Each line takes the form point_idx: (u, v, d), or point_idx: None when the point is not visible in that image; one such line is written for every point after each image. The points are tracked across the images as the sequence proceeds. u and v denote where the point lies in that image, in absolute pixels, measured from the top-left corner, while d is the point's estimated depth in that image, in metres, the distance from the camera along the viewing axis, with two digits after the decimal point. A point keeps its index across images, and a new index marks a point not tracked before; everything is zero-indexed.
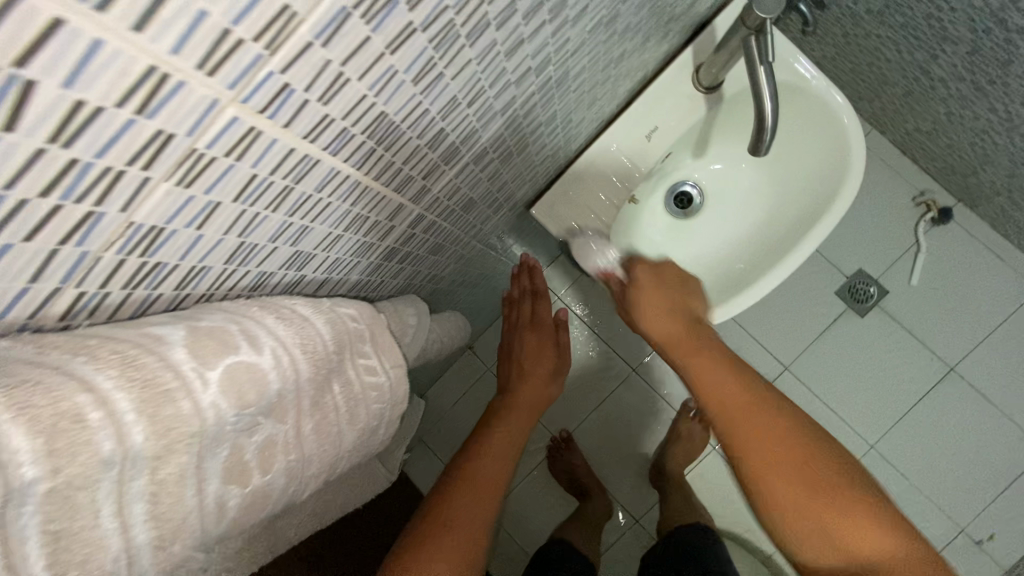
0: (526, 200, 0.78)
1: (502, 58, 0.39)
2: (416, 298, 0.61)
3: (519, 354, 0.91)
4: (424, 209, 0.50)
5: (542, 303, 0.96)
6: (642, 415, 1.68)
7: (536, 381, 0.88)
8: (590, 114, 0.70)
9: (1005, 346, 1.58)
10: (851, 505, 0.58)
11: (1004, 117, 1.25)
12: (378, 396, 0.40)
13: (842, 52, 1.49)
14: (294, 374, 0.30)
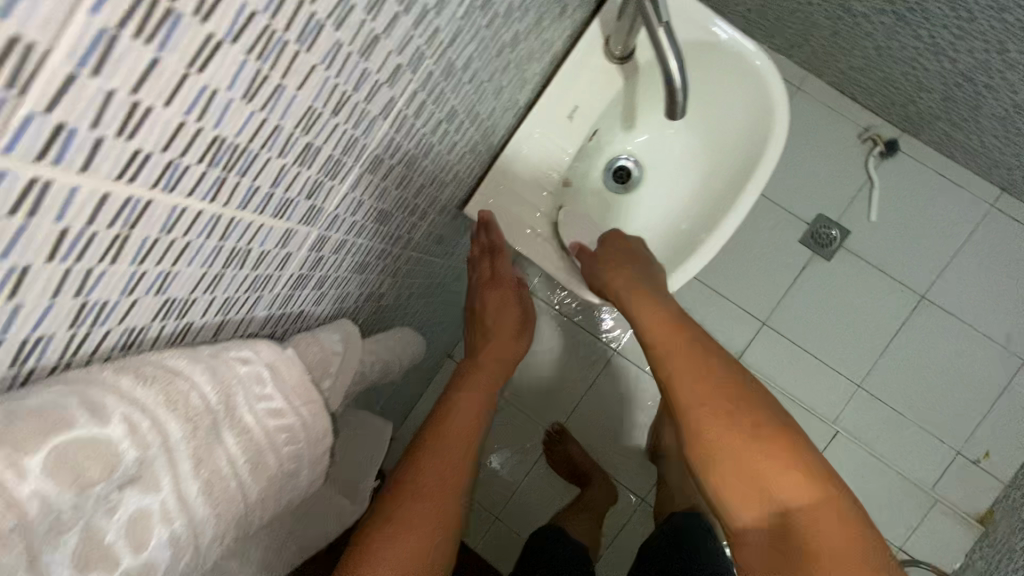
0: (454, 201, 0.75)
1: (359, 59, 0.36)
2: (347, 321, 0.59)
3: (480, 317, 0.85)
4: (325, 228, 0.47)
5: (500, 263, 0.83)
6: (631, 394, 1.67)
7: (502, 336, 0.84)
8: (501, 103, 0.67)
9: (970, 265, 1.60)
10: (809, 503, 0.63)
11: (929, 42, 1.28)
12: (292, 439, 0.38)
13: (765, 4, 1.48)
14: (155, 438, 0.29)
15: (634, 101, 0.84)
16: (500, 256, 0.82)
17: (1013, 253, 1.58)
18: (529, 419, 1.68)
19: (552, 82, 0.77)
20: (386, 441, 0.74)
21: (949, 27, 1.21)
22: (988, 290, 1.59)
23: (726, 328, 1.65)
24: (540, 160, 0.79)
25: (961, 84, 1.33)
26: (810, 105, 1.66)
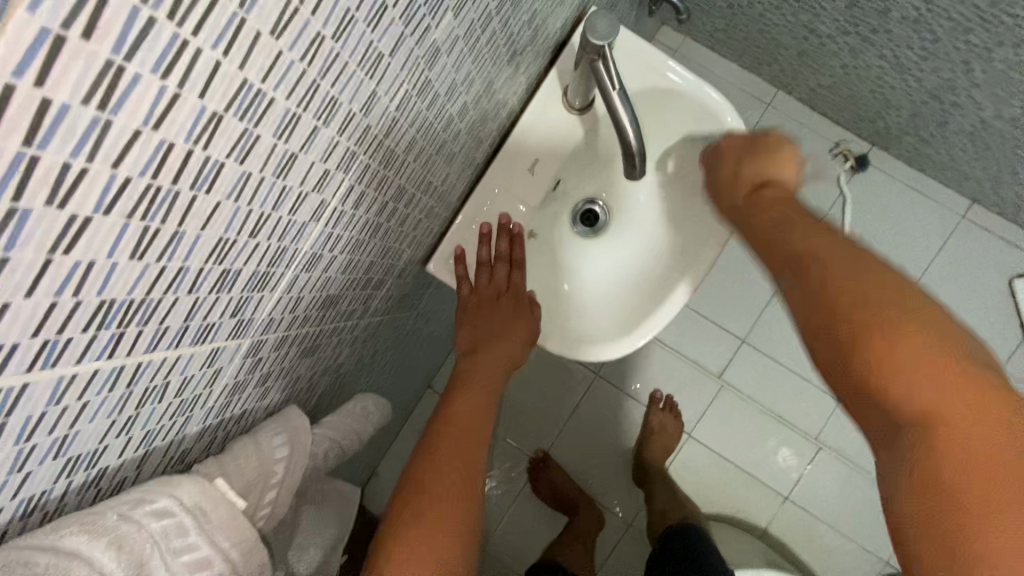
0: (415, 262, 0.73)
1: (275, 180, 0.34)
2: (297, 410, 0.56)
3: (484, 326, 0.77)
4: (259, 334, 0.44)
5: (517, 275, 0.77)
6: (614, 418, 1.65)
7: (506, 343, 0.76)
8: (457, 166, 0.65)
9: (943, 276, 1.61)
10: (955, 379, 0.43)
11: (894, 62, 1.28)
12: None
13: (732, 23, 1.47)
14: None
15: (597, 146, 0.82)
16: (518, 269, 0.77)
17: (983, 263, 1.60)
18: (513, 447, 1.65)
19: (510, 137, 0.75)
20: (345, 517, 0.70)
21: (913, 48, 1.21)
22: (961, 300, 1.60)
23: (707, 347, 1.64)
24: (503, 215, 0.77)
25: (927, 102, 1.34)
26: (779, 121, 1.66)
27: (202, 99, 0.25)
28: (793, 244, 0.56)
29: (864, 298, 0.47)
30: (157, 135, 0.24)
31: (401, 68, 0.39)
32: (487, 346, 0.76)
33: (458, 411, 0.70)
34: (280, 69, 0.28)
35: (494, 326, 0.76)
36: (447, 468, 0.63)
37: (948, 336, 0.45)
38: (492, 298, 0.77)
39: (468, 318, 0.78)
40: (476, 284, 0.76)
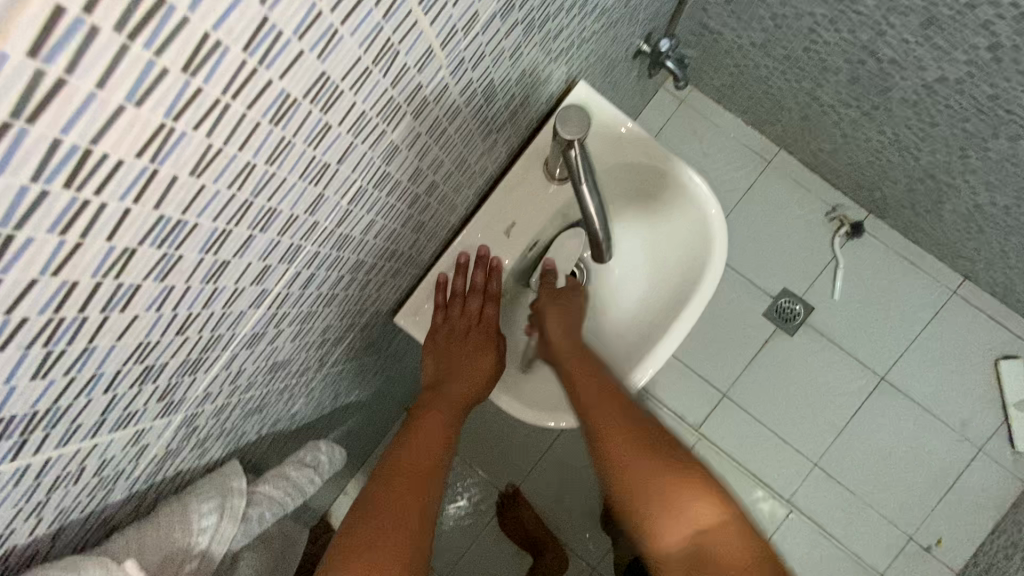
0: (379, 315, 0.73)
1: (203, 286, 0.34)
2: (236, 466, 0.56)
3: (449, 360, 0.74)
4: (193, 407, 0.45)
5: (489, 310, 0.76)
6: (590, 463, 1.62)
7: (472, 379, 0.74)
8: (426, 232, 0.65)
9: (930, 350, 1.59)
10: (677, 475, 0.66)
11: (893, 138, 1.29)
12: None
13: (738, 82, 1.49)
14: None
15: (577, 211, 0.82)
16: (492, 303, 0.76)
17: (970, 340, 1.58)
18: (483, 479, 1.59)
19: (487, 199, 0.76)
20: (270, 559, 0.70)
21: (912, 127, 1.22)
22: (946, 376, 1.58)
23: (687, 398, 1.63)
24: None
25: (924, 179, 1.34)
26: (779, 180, 1.66)
27: (109, 241, 0.25)
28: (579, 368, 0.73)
29: (610, 416, 0.70)
30: (57, 278, 0.24)
31: (351, 169, 0.40)
32: (451, 382, 0.74)
33: (420, 437, 0.69)
34: (202, 201, 0.28)
35: (462, 359, 0.74)
36: (403, 497, 0.62)
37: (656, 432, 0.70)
38: (464, 331, 0.75)
39: (435, 349, 0.75)
40: (449, 314, 0.75)
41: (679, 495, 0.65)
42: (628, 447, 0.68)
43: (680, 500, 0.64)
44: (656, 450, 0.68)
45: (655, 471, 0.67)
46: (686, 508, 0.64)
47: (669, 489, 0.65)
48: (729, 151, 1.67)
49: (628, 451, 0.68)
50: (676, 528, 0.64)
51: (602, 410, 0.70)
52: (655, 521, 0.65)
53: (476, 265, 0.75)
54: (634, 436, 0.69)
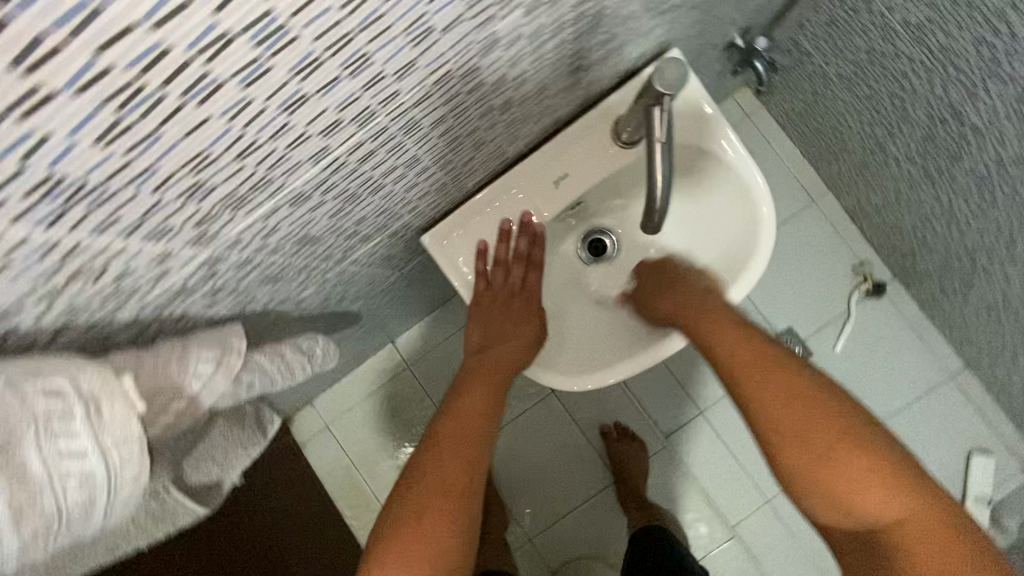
0: (410, 228, 0.71)
1: (278, 114, 0.32)
2: (238, 329, 0.55)
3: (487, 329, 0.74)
4: (221, 249, 0.43)
5: (533, 276, 0.76)
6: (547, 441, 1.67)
7: (514, 345, 0.73)
8: (484, 153, 0.63)
9: (910, 425, 1.60)
10: (856, 445, 0.53)
11: (946, 207, 1.26)
12: (133, 483, 0.37)
13: (810, 110, 1.46)
14: None
15: (629, 183, 0.80)
16: (535, 270, 0.76)
17: (952, 426, 1.59)
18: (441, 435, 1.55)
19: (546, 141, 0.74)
20: (237, 436, 0.69)
21: (970, 201, 1.19)
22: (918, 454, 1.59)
23: None
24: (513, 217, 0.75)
25: (963, 257, 1.32)
26: (818, 221, 1.64)
27: (214, 16, 0.23)
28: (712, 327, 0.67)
29: (758, 370, 0.60)
30: (153, 36, 0.23)
31: (450, 46, 0.38)
32: (494, 347, 0.73)
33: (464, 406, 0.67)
34: (312, 11, 0.27)
35: (504, 326, 0.74)
36: (447, 465, 0.60)
37: (825, 388, 0.57)
38: (505, 297, 0.75)
39: (477, 313, 0.75)
40: (490, 279, 0.75)
41: (852, 473, 0.52)
42: (778, 405, 0.57)
43: (852, 476, 0.52)
44: (819, 406, 0.56)
45: (823, 436, 0.54)
46: (859, 488, 0.51)
47: (841, 462, 0.53)
48: (778, 178, 1.64)
49: (779, 410, 0.57)
50: (842, 510, 0.52)
51: (737, 369, 0.62)
52: (811, 498, 0.54)
53: (520, 232, 0.75)
54: (789, 393, 0.57)
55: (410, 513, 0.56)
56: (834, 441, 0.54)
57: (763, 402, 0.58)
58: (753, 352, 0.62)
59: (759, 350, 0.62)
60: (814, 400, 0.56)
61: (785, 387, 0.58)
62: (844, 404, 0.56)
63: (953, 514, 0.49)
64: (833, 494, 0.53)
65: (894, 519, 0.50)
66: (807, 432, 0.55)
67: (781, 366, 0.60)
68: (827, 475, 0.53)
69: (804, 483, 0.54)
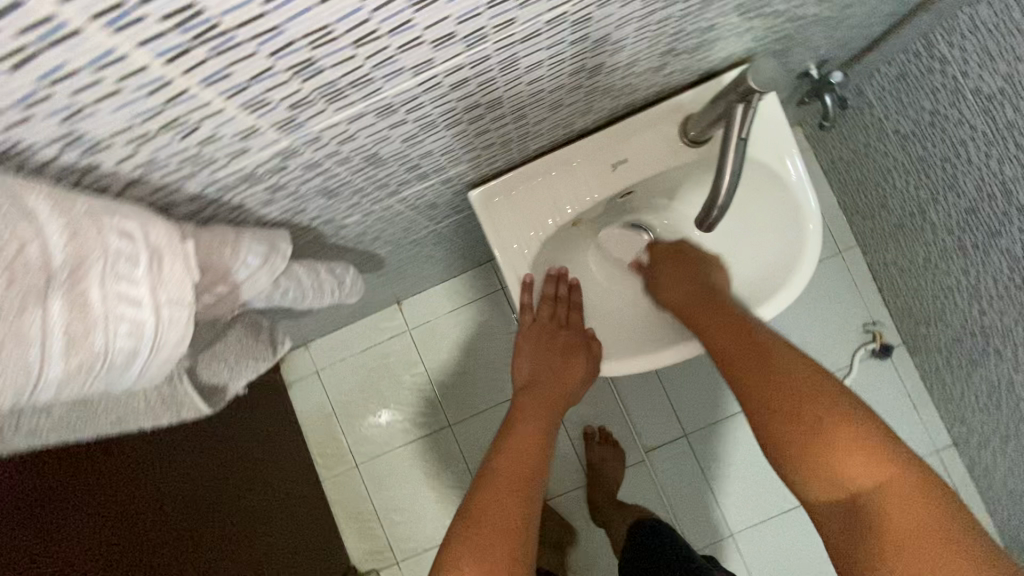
0: (463, 179, 0.71)
1: (405, 7, 0.32)
2: (285, 235, 0.55)
3: (535, 365, 0.79)
4: (300, 143, 0.43)
5: (576, 315, 0.81)
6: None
7: (561, 381, 0.78)
8: (556, 118, 0.63)
9: None
10: (833, 418, 0.61)
11: (971, 283, 1.27)
12: (174, 347, 0.38)
13: (858, 160, 1.46)
14: None
15: (681, 183, 0.81)
16: (576, 311, 0.82)
17: None
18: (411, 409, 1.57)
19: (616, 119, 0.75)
20: (247, 347, 0.69)
21: (995, 282, 1.19)
22: None
23: None
24: (564, 192, 0.75)
25: (976, 335, 1.32)
26: (839, 272, 1.64)
27: None
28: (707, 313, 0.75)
29: (745, 355, 0.69)
30: None
31: None
32: (546, 381, 0.78)
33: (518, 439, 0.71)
34: None
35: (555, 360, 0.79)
36: (506, 496, 0.63)
37: (805, 367, 0.66)
38: (552, 333, 0.80)
39: (527, 349, 0.80)
40: (537, 315, 0.80)
41: (828, 443, 0.60)
42: (762, 387, 0.66)
43: (830, 448, 0.60)
44: (797, 381, 0.65)
45: (803, 410, 0.63)
46: (834, 455, 0.60)
47: (819, 435, 0.61)
48: None
49: (762, 388, 0.66)
50: (822, 480, 0.60)
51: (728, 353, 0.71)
52: (794, 468, 0.62)
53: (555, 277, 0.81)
54: (772, 376, 0.66)
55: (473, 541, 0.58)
56: (812, 415, 0.62)
57: (755, 388, 0.67)
58: (743, 337, 0.71)
59: (748, 334, 0.71)
60: (794, 381, 0.65)
61: (770, 370, 0.67)
62: (819, 379, 0.65)
63: (916, 468, 0.57)
64: (816, 466, 0.61)
65: (869, 482, 0.57)
66: (793, 412, 0.63)
67: (764, 350, 0.69)
68: (808, 447, 0.61)
69: (788, 457, 0.63)
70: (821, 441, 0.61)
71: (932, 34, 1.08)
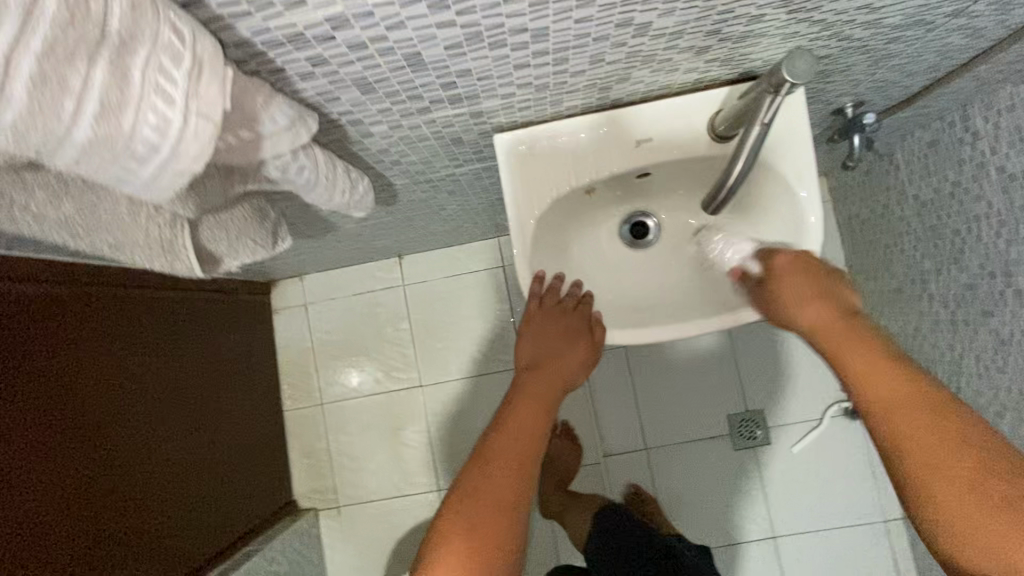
0: (493, 119, 0.74)
1: None
2: (315, 115, 0.57)
3: (536, 351, 0.83)
4: (352, 15, 0.46)
5: (583, 306, 0.85)
6: (488, 408, 1.70)
7: (559, 368, 0.82)
8: (593, 76, 0.65)
9: (829, 548, 1.60)
10: (1007, 494, 0.56)
11: (954, 359, 1.28)
12: (192, 160, 0.40)
13: (873, 221, 1.48)
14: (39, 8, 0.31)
15: (696, 178, 0.83)
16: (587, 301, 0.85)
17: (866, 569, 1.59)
18: None
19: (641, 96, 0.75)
20: (248, 224, 0.71)
21: (980, 361, 1.20)
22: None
23: (614, 428, 1.66)
24: (585, 157, 0.77)
25: None
26: None
27: None
28: (852, 346, 0.68)
29: (894, 401, 0.63)
30: None
31: None
32: (546, 365, 0.82)
33: (512, 422, 0.76)
34: None
35: (556, 345, 0.83)
36: (494, 479, 0.71)
37: (976, 429, 0.60)
38: (557, 322, 0.84)
39: (531, 334, 0.84)
40: (542, 303, 0.84)
41: (1000, 520, 0.55)
42: (917, 438, 0.61)
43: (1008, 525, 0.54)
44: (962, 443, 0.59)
45: (973, 476, 0.57)
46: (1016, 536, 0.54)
47: (994, 511, 0.55)
48: None
49: (915, 439, 0.61)
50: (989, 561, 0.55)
51: (881, 393, 0.65)
52: (957, 542, 0.57)
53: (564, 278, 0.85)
54: (923, 427, 0.61)
55: (462, 520, 0.68)
56: (986, 485, 0.57)
57: (907, 439, 0.62)
58: (896, 379, 0.65)
59: (907, 380, 0.64)
60: (954, 438, 0.60)
61: (926, 424, 0.61)
62: (996, 446, 0.59)
63: None
64: (993, 546, 0.55)
65: None
66: (958, 479, 0.58)
67: (929, 400, 0.63)
68: (983, 521, 0.56)
69: (950, 528, 0.57)
70: (999, 518, 0.55)
71: (972, 106, 1.10)
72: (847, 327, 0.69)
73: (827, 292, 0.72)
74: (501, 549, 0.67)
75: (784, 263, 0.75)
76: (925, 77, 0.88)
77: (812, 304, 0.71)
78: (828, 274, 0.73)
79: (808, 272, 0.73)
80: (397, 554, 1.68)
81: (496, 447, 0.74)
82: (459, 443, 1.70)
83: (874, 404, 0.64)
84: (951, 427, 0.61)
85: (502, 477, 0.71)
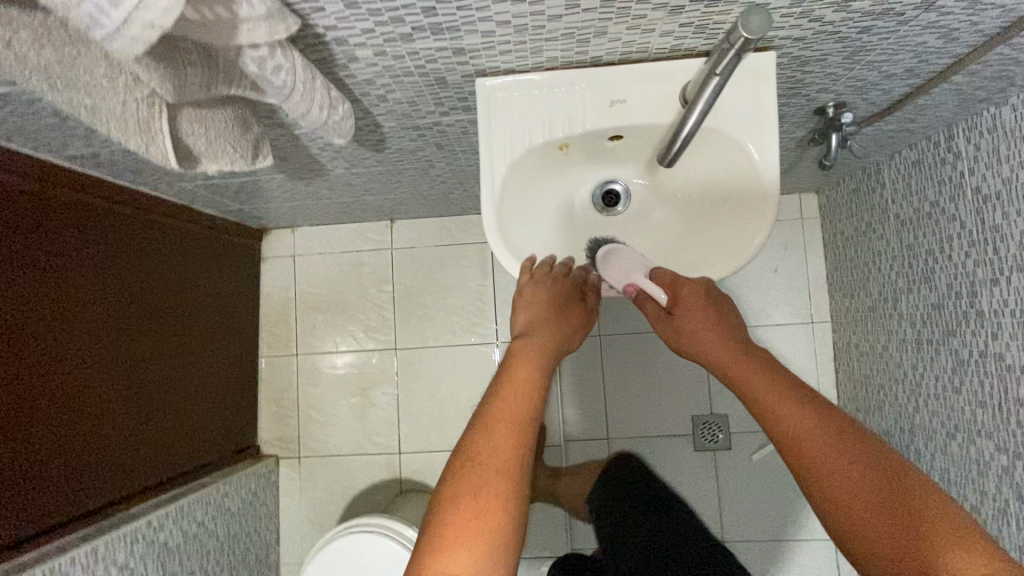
0: (475, 62, 0.77)
1: None
2: (296, 20, 0.61)
3: (530, 315, 0.81)
4: None
5: (577, 273, 0.86)
6: (459, 379, 1.72)
7: (556, 331, 0.80)
8: (570, 25, 0.69)
9: (773, 558, 1.63)
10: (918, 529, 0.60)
11: (914, 379, 1.30)
12: (160, 16, 0.44)
13: (856, 238, 1.50)
14: None
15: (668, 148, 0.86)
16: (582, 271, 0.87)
17: None
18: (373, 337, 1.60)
19: (617, 57, 0.77)
20: (229, 126, 0.75)
21: (936, 381, 1.22)
22: None
23: (579, 413, 1.69)
24: (560, 110, 0.80)
25: (904, 431, 1.35)
26: (804, 341, 1.68)
27: None
28: (765, 387, 0.72)
29: (809, 444, 0.67)
30: None
31: None
32: (544, 330, 0.80)
33: (512, 386, 0.74)
34: None
35: (554, 308, 0.82)
36: (497, 449, 0.68)
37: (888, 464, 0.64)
38: (554, 288, 0.83)
39: (524, 301, 0.82)
40: (534, 272, 0.84)
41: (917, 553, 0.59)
42: (833, 480, 0.65)
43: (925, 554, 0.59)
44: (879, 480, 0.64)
45: (886, 515, 0.62)
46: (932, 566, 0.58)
47: (909, 543, 0.60)
48: (793, 284, 1.69)
49: (831, 482, 0.65)
50: None
51: (796, 434, 0.68)
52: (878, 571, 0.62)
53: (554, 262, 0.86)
54: (839, 469, 0.65)
55: (467, 494, 0.65)
56: (902, 522, 0.61)
57: (825, 481, 0.66)
58: (806, 420, 0.69)
59: (821, 420, 0.68)
60: (869, 479, 0.64)
61: (841, 467, 0.65)
62: (907, 480, 0.63)
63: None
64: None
65: None
66: (879, 519, 0.62)
67: (843, 439, 0.67)
68: (899, 555, 0.60)
69: (878, 558, 0.62)
70: (913, 545, 0.60)
71: (956, 127, 1.12)
72: (759, 367, 0.74)
73: (726, 329, 0.78)
74: (511, 517, 0.65)
75: (684, 287, 0.82)
76: (903, 83, 0.91)
77: (709, 340, 0.78)
78: (715, 296, 0.80)
79: (700, 297, 0.80)
80: (349, 512, 1.69)
81: (497, 415, 0.71)
82: (425, 410, 1.72)
83: (789, 447, 0.69)
84: (869, 466, 0.65)
85: (504, 445, 0.68)
